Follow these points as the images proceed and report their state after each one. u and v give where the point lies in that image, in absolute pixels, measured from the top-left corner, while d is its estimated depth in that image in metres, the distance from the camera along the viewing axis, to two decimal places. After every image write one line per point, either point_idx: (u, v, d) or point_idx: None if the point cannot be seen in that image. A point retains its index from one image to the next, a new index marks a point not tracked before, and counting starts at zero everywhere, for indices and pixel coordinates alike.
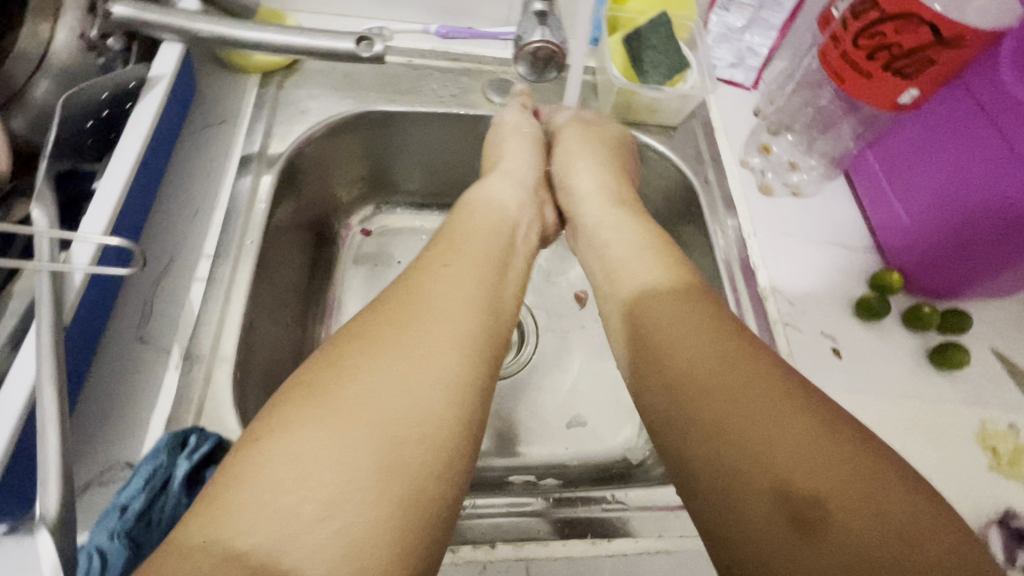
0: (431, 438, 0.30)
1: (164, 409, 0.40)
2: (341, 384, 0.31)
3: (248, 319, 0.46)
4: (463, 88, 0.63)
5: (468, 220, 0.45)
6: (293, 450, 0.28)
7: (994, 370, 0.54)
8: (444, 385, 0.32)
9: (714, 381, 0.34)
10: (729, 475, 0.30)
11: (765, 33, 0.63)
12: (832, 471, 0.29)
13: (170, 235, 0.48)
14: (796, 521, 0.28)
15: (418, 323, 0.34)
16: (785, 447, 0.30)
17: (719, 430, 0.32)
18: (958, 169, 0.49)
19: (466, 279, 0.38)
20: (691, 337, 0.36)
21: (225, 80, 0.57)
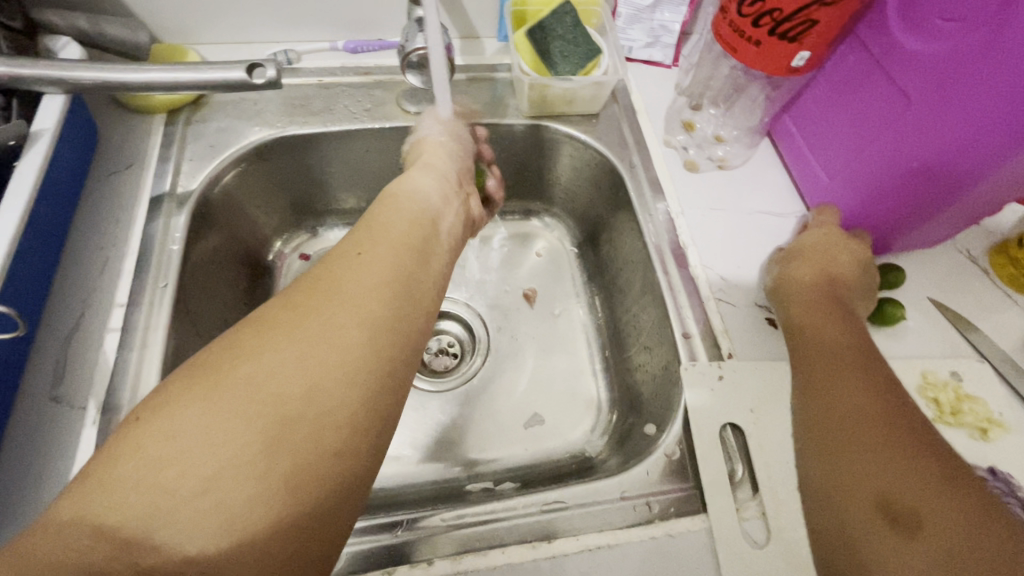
0: (327, 416, 0.29)
1: (82, 467, 0.40)
2: (238, 364, 0.29)
3: (169, 364, 0.45)
4: (377, 101, 0.62)
5: (388, 210, 0.43)
6: (178, 428, 0.26)
7: (931, 320, 0.53)
8: (349, 367, 0.31)
9: (860, 412, 0.39)
10: (841, 481, 0.37)
11: (675, 9, 0.62)
12: (940, 494, 0.33)
13: (82, 289, 0.47)
14: (891, 518, 0.33)
15: (326, 304, 0.33)
16: (880, 464, 0.35)
17: (841, 433, 0.38)
18: (865, 123, 0.49)
19: (384, 263, 0.37)
20: (841, 371, 0.42)
21: (131, 124, 0.56)
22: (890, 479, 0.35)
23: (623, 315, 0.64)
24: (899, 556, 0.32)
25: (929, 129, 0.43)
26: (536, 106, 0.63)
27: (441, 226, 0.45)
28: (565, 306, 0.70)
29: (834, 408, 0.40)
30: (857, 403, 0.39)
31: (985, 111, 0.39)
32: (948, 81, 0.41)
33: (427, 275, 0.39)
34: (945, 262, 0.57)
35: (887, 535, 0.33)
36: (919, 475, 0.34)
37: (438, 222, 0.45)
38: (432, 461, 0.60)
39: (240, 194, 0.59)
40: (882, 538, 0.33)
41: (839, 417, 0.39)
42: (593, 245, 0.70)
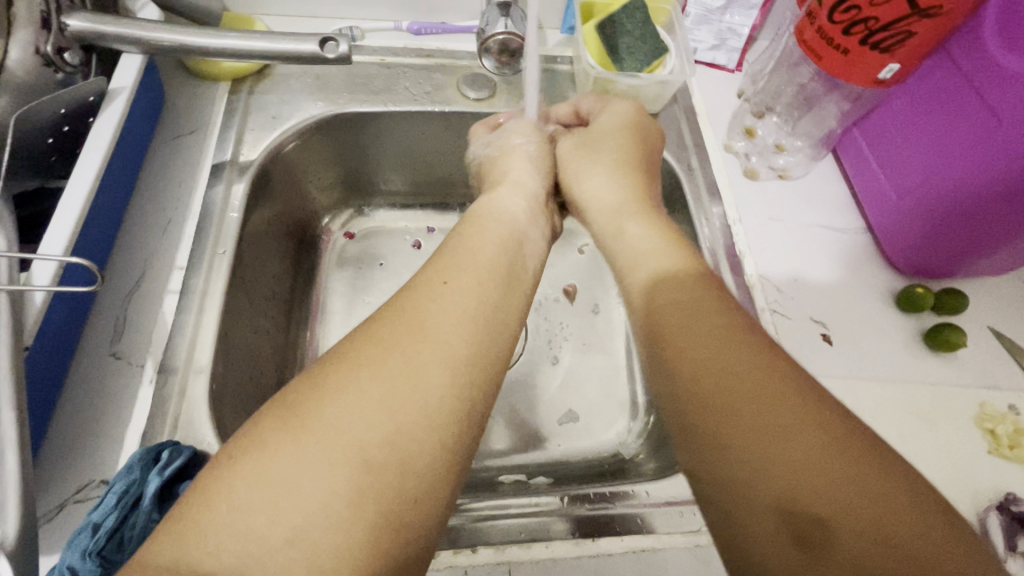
0: (413, 463, 0.28)
1: (139, 425, 0.40)
2: (324, 407, 0.29)
3: (223, 330, 0.46)
4: (437, 84, 0.61)
5: (474, 228, 0.42)
6: (269, 474, 0.26)
7: (991, 350, 0.52)
8: (430, 413, 0.30)
9: (730, 364, 0.31)
10: (734, 478, 0.28)
11: (745, 12, 0.61)
12: (842, 489, 0.26)
13: (143, 249, 0.48)
14: (798, 537, 0.25)
15: (410, 343, 0.32)
16: (774, 451, 0.28)
17: (718, 411, 0.30)
18: (943, 147, 0.48)
19: (468, 294, 0.36)
20: (700, 341, 0.33)
21: (195, 89, 0.57)
22: (765, 458, 0.28)
23: None
24: None
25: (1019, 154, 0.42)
26: None
27: (527, 251, 0.43)
28: (605, 306, 0.69)
29: (682, 367, 0.33)
30: (689, 368, 0.33)
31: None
32: None
33: (509, 304, 0.37)
34: (1010, 292, 0.55)
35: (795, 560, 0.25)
36: (803, 448, 0.27)
37: (524, 245, 0.43)
38: None
39: (295, 167, 0.59)
40: (767, 537, 0.26)
41: (699, 375, 0.32)
42: None
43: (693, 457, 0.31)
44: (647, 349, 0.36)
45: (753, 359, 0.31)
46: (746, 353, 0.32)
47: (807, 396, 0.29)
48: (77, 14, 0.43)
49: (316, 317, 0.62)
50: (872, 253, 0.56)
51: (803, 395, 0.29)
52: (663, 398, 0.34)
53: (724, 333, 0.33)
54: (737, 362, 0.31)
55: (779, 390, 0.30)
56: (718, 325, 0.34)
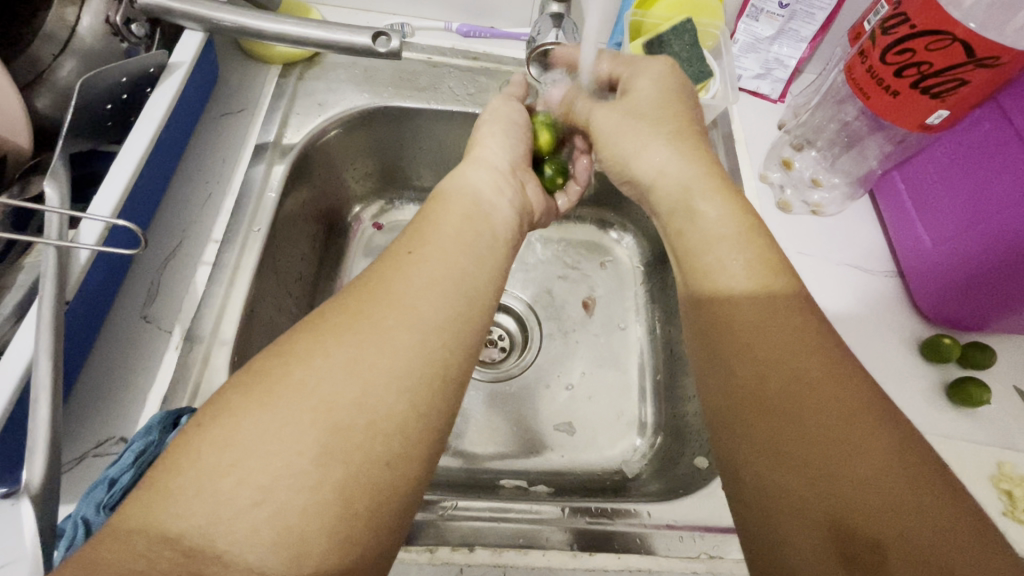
0: (381, 426, 0.29)
1: (161, 389, 0.41)
2: (289, 371, 0.29)
3: (249, 304, 0.47)
4: (480, 88, 0.62)
5: (443, 202, 0.42)
6: (234, 435, 0.27)
7: (1013, 409, 0.51)
8: (399, 376, 0.30)
9: (796, 378, 0.33)
10: (784, 491, 0.30)
11: (794, 44, 0.61)
12: (897, 514, 0.27)
13: (181, 219, 0.49)
14: (846, 560, 0.27)
15: (379, 311, 0.33)
16: (840, 471, 0.29)
17: (781, 424, 0.32)
18: (982, 198, 0.47)
19: (437, 262, 0.36)
20: (771, 345, 0.34)
21: (248, 69, 0.59)
22: (825, 470, 0.29)
23: (681, 342, 0.63)
24: None
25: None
26: None
27: (496, 220, 0.42)
28: (623, 323, 0.69)
29: (739, 381, 0.35)
30: (750, 376, 0.34)
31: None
32: None
33: (485, 271, 0.38)
34: None
35: None
36: (864, 470, 0.29)
37: (493, 215, 0.43)
38: (469, 449, 0.60)
39: (334, 154, 0.61)
40: (814, 549, 0.28)
41: (760, 383, 0.33)
42: (662, 268, 0.69)
43: (744, 469, 0.32)
44: (705, 359, 0.38)
45: (821, 374, 0.32)
46: (818, 370, 0.32)
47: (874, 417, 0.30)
48: None
49: None
50: (899, 297, 0.55)
51: (878, 423, 0.30)
52: (718, 404, 0.35)
53: (802, 347, 0.34)
54: (808, 375, 0.32)
55: (848, 407, 0.31)
56: (790, 332, 0.35)
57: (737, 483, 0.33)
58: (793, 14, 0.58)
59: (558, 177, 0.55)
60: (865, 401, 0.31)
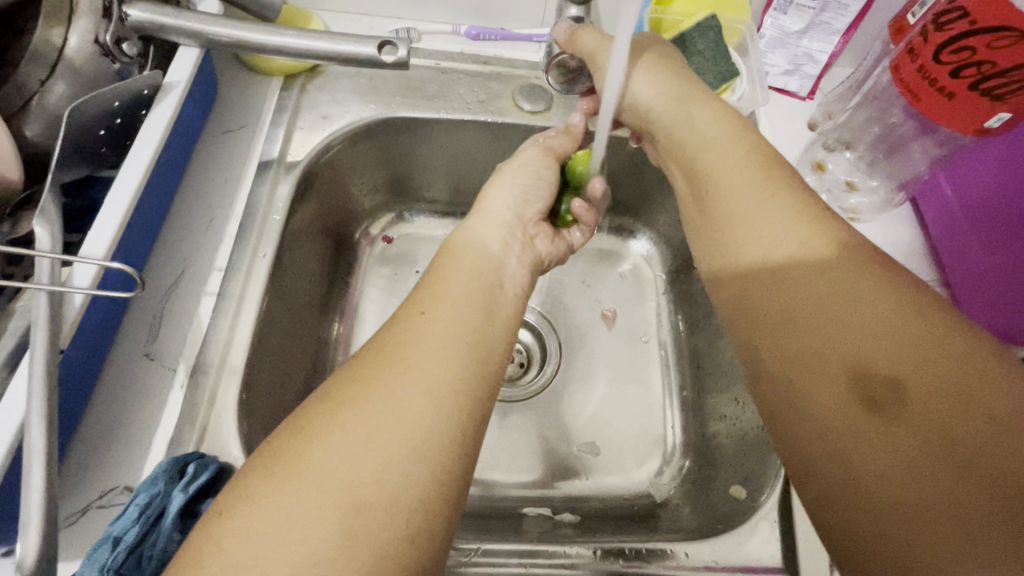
0: (404, 500, 0.27)
1: (167, 432, 0.39)
2: (306, 451, 0.27)
3: (258, 335, 0.44)
4: (492, 93, 0.59)
5: (452, 257, 0.40)
6: (250, 526, 0.25)
7: None
8: (418, 445, 0.28)
9: (789, 270, 0.35)
10: (802, 355, 0.32)
11: (826, 38, 0.57)
12: (913, 353, 0.29)
13: (184, 246, 0.47)
14: (870, 404, 0.29)
15: (392, 376, 0.30)
16: (859, 326, 0.31)
17: (792, 304, 0.34)
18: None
19: (450, 321, 0.34)
20: (771, 226, 0.36)
21: (248, 82, 0.56)
22: (839, 330, 0.31)
23: (711, 357, 0.59)
24: (878, 443, 0.28)
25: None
26: None
27: (505, 275, 0.40)
28: (647, 336, 0.66)
29: (746, 272, 0.37)
30: (778, 319, 0.34)
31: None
32: None
33: (496, 325, 0.36)
34: None
35: (871, 423, 0.29)
36: (874, 317, 0.31)
37: (502, 267, 0.41)
38: (489, 474, 0.57)
39: (341, 167, 0.58)
40: (836, 404, 0.30)
41: (762, 284, 0.36)
42: (688, 276, 0.66)
43: (761, 352, 0.35)
44: (707, 257, 0.40)
45: (853, 296, 0.32)
46: (819, 242, 0.34)
47: (915, 320, 0.30)
48: (139, 4, 0.42)
49: (346, 330, 0.61)
50: None
51: (879, 276, 0.32)
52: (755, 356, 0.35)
53: (802, 220, 0.35)
54: (838, 301, 0.32)
55: (858, 269, 0.33)
56: (794, 207, 0.36)
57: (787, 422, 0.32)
58: (825, 6, 0.54)
59: (570, 218, 0.53)
60: (873, 267, 0.33)
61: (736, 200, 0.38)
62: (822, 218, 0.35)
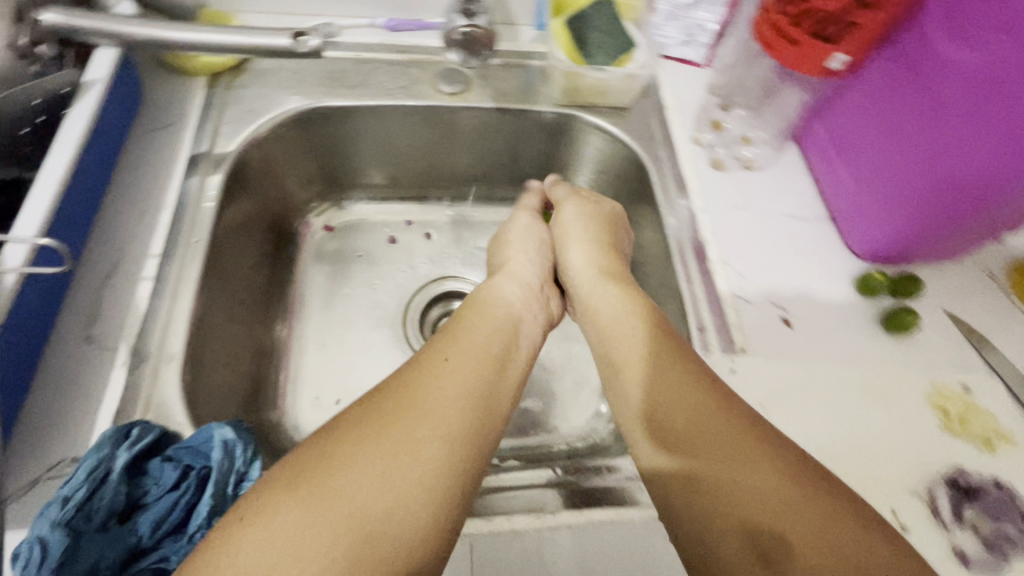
0: (405, 535, 0.32)
1: (111, 406, 0.41)
2: (329, 474, 0.33)
3: (199, 315, 0.47)
4: (412, 79, 0.63)
5: (479, 311, 0.49)
6: (279, 531, 0.30)
7: (945, 329, 0.54)
8: (427, 486, 0.34)
9: (694, 428, 0.39)
10: (705, 510, 0.36)
11: (712, 8, 0.62)
12: (790, 504, 0.34)
13: (120, 238, 0.49)
14: (763, 558, 0.33)
15: (411, 415, 0.37)
16: (752, 483, 0.36)
17: (699, 460, 0.38)
18: (915, 129, 0.49)
19: (465, 374, 0.41)
20: (681, 400, 0.41)
21: (174, 84, 0.58)
22: (730, 490, 0.36)
23: None
24: None
25: (993, 134, 0.43)
26: (567, 95, 0.63)
27: (520, 335, 0.49)
28: None
29: (661, 426, 0.41)
30: (691, 414, 0.40)
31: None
32: (1001, 88, 0.42)
33: (505, 384, 0.43)
34: (969, 279, 0.57)
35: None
36: (761, 485, 0.36)
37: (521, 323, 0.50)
38: None
39: (275, 160, 0.61)
40: (734, 554, 0.34)
41: (677, 426, 0.40)
42: None
43: (671, 503, 0.38)
44: (616, 383, 0.46)
45: (750, 460, 0.37)
46: (724, 415, 0.40)
47: (799, 481, 0.35)
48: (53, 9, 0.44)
49: (292, 316, 0.64)
50: (832, 237, 0.58)
51: (764, 446, 0.38)
52: (657, 464, 0.40)
53: (703, 411, 0.40)
54: (733, 463, 0.37)
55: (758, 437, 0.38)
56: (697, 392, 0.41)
57: (694, 522, 0.36)
58: None
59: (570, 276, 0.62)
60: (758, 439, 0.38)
61: (614, 315, 0.50)
62: (685, 356, 0.44)
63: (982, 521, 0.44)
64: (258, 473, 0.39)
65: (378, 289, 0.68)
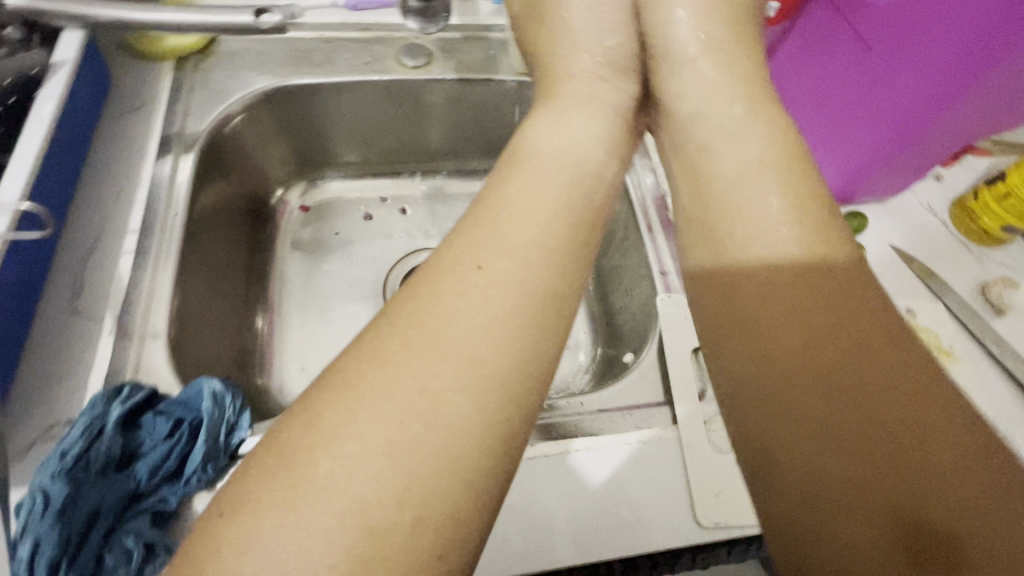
0: (433, 488, 0.24)
1: (100, 371, 0.43)
2: (315, 451, 0.24)
3: (179, 285, 0.49)
4: (376, 55, 0.65)
5: (530, 170, 0.35)
6: (267, 508, 0.23)
7: (888, 261, 0.58)
8: (447, 437, 0.25)
9: (847, 376, 0.28)
10: (839, 480, 0.27)
11: None
12: (974, 501, 0.25)
13: (97, 215, 0.50)
14: (910, 547, 0.25)
15: (421, 359, 0.27)
16: (926, 455, 0.26)
17: (859, 419, 0.27)
18: (852, 71, 0.52)
19: (494, 301, 0.29)
20: (820, 338, 0.29)
21: (141, 68, 0.59)
22: (898, 462, 0.26)
23: (607, 264, 0.67)
24: None
25: (913, 74, 0.46)
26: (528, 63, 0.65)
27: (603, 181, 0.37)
28: None
29: (796, 372, 0.29)
30: (849, 347, 0.29)
31: (967, 48, 0.42)
32: (912, 25, 0.45)
33: (562, 294, 0.31)
34: (908, 214, 0.61)
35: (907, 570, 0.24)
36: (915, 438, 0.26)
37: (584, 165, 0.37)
38: None
39: (247, 139, 0.63)
40: (875, 540, 0.25)
41: (815, 378, 0.29)
42: None
43: (797, 464, 0.28)
44: (733, 326, 0.32)
45: (929, 434, 0.26)
46: (893, 364, 0.28)
47: (990, 471, 0.25)
48: None
49: (274, 292, 0.66)
50: None
51: (937, 411, 0.27)
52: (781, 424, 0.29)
53: (854, 348, 0.29)
54: (885, 418, 0.27)
55: (928, 400, 0.27)
56: (863, 324, 0.29)
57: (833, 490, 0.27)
58: None
59: None
60: (932, 407, 0.27)
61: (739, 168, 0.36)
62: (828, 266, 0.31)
63: None
64: (248, 422, 0.41)
65: (357, 264, 0.71)
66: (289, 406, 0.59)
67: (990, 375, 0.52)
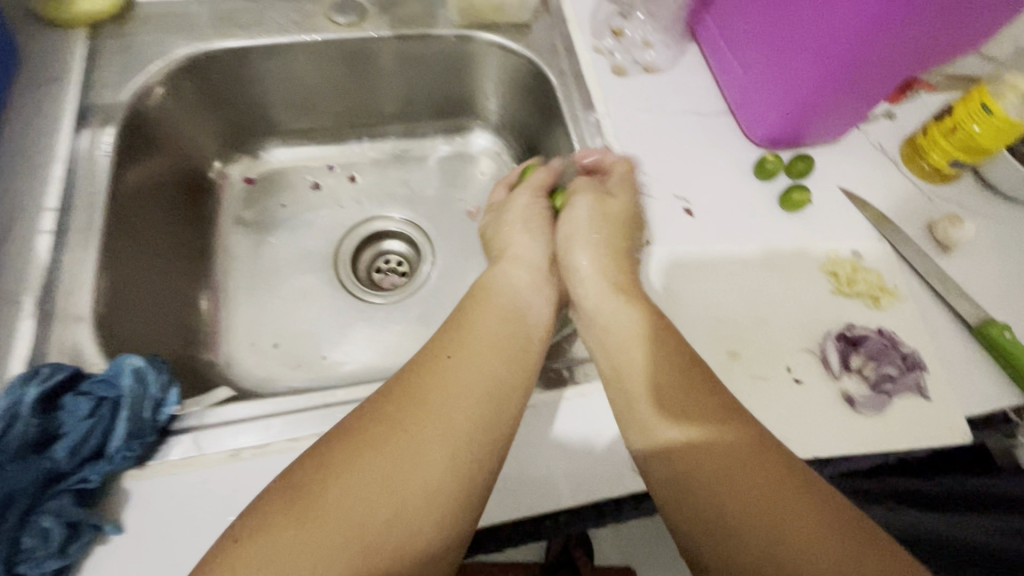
0: (405, 545, 0.33)
1: (22, 352, 0.42)
2: (328, 490, 0.33)
3: (105, 263, 0.48)
4: (306, 14, 0.61)
5: (481, 297, 0.47)
6: (271, 552, 0.31)
7: (838, 204, 0.57)
8: (428, 498, 0.34)
9: (717, 467, 0.36)
10: (730, 527, 0.34)
11: None
12: (813, 535, 0.32)
13: (12, 195, 0.48)
14: None
15: (416, 420, 0.37)
16: (774, 506, 0.33)
17: (727, 486, 0.35)
18: (788, 19, 0.50)
19: (476, 371, 0.40)
20: (687, 401, 0.39)
21: (52, 37, 0.56)
22: (754, 519, 0.33)
23: None
24: None
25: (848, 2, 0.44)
26: (466, 15, 0.62)
27: (533, 320, 0.47)
28: None
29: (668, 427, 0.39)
30: (711, 410, 0.38)
31: None
32: None
33: (514, 366, 0.42)
34: (859, 155, 0.60)
35: None
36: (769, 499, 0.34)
37: (529, 314, 0.47)
38: (375, 363, 0.62)
39: (175, 110, 0.60)
40: None
41: (704, 455, 0.37)
42: (533, 162, 0.71)
43: (683, 525, 0.36)
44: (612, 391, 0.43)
45: (768, 479, 0.35)
46: (734, 433, 0.37)
47: (830, 517, 0.33)
48: None
49: (219, 268, 0.64)
50: (732, 130, 0.60)
51: (785, 472, 0.35)
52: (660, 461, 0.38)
53: (715, 420, 0.38)
54: (747, 482, 0.35)
55: (762, 447, 0.36)
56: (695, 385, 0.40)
57: (714, 542, 0.34)
58: None
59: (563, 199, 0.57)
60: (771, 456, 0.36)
61: (629, 329, 0.44)
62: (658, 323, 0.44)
63: (867, 366, 0.48)
64: (176, 399, 0.40)
65: (306, 236, 0.69)
66: (240, 382, 0.59)
67: (934, 312, 0.52)
